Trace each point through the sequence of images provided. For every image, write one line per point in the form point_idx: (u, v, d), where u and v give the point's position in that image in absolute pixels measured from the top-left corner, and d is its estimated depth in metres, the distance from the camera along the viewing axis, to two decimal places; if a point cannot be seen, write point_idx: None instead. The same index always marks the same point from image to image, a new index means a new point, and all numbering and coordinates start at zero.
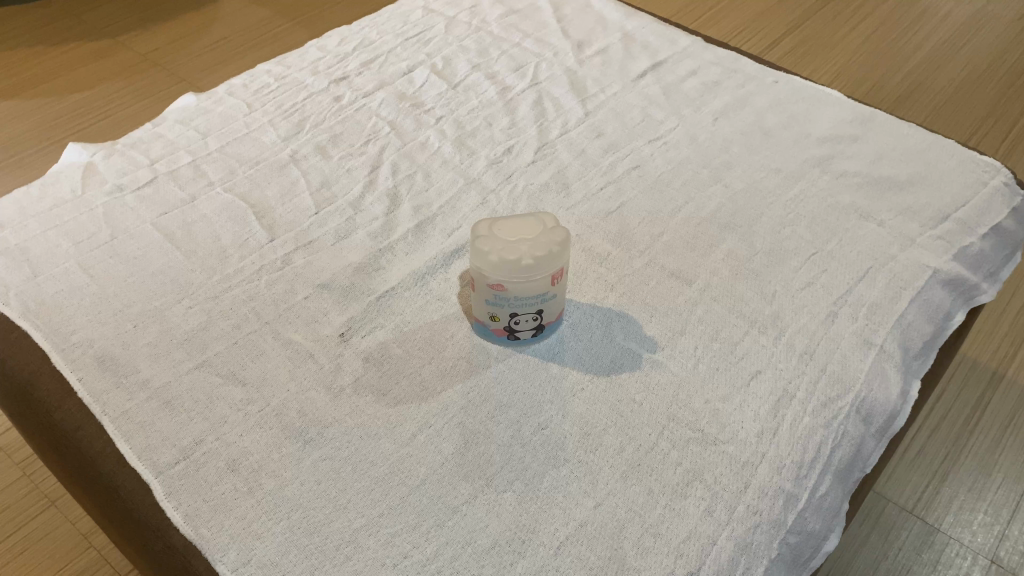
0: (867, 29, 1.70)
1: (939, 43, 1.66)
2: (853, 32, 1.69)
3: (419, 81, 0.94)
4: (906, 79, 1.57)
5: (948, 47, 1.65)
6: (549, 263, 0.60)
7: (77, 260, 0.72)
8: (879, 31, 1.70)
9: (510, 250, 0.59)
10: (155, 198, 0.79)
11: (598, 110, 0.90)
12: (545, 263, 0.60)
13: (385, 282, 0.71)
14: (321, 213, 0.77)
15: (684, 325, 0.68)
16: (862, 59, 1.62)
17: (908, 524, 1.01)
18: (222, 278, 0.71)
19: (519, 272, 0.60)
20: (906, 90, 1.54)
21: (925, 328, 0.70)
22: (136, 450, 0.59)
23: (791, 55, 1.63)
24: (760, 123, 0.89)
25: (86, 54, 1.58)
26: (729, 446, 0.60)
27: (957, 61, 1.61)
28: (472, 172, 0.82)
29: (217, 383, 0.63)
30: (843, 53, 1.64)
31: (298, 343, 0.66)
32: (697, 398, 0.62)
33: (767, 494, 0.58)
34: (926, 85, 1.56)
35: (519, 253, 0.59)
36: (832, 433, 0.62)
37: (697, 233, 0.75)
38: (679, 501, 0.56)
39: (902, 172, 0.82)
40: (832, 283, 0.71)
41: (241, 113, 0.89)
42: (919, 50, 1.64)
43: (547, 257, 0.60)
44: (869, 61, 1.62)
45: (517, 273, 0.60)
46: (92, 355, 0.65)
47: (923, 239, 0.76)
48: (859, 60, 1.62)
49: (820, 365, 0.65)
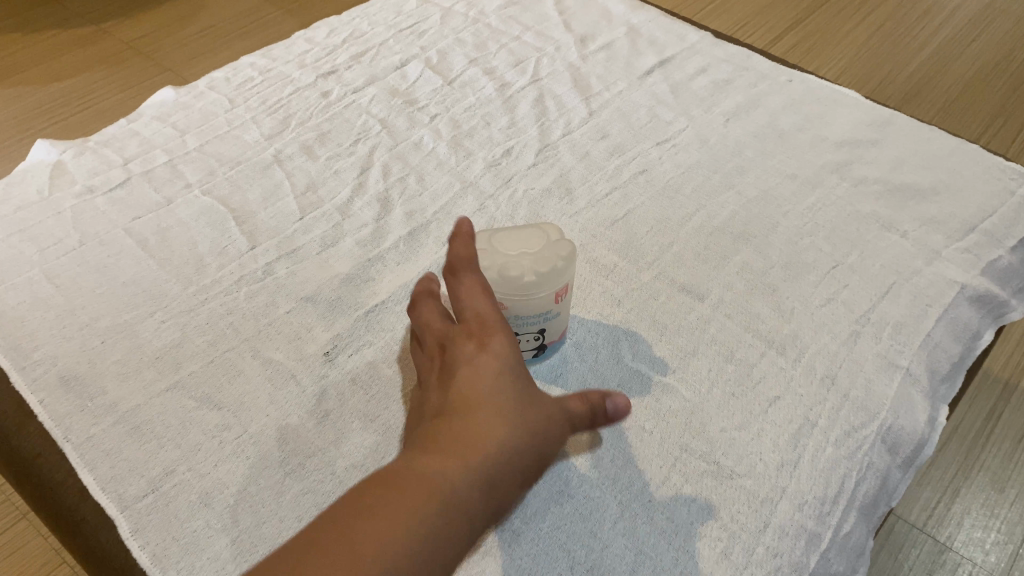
0: (873, 24, 1.64)
1: (949, 36, 1.60)
2: (858, 27, 1.63)
3: (413, 75, 0.89)
4: (916, 75, 1.49)
5: (959, 40, 1.59)
6: (552, 280, 0.54)
7: (42, 268, 0.67)
8: (886, 26, 1.63)
9: (511, 266, 0.53)
10: (129, 201, 0.73)
11: (603, 109, 0.85)
12: (549, 280, 0.54)
13: (374, 295, 0.66)
14: (307, 218, 0.72)
15: (696, 345, 0.63)
16: (871, 53, 1.56)
17: (916, 540, 0.96)
18: (198, 289, 0.66)
19: (521, 290, 0.54)
20: (917, 88, 1.47)
21: (953, 349, 0.65)
22: (100, 481, 0.54)
23: (797, 53, 1.56)
24: (774, 124, 0.83)
25: (69, 41, 1.52)
26: (747, 480, 0.55)
27: (969, 57, 1.54)
28: (469, 174, 0.77)
29: (191, 407, 0.58)
30: (850, 47, 1.57)
31: (280, 363, 0.61)
32: (711, 426, 0.58)
33: (788, 535, 0.52)
34: (936, 80, 1.49)
35: (520, 270, 0.53)
36: (856, 466, 0.56)
37: (710, 243, 0.71)
38: (693, 543, 0.52)
39: (926, 178, 0.77)
40: (854, 299, 0.66)
41: (223, 109, 0.83)
42: (929, 43, 1.58)
43: (552, 272, 0.54)
44: (878, 54, 1.55)
45: (519, 291, 0.54)
46: (56, 374, 0.59)
47: (949, 252, 0.70)
48: (868, 55, 1.55)
49: (843, 390, 0.60)
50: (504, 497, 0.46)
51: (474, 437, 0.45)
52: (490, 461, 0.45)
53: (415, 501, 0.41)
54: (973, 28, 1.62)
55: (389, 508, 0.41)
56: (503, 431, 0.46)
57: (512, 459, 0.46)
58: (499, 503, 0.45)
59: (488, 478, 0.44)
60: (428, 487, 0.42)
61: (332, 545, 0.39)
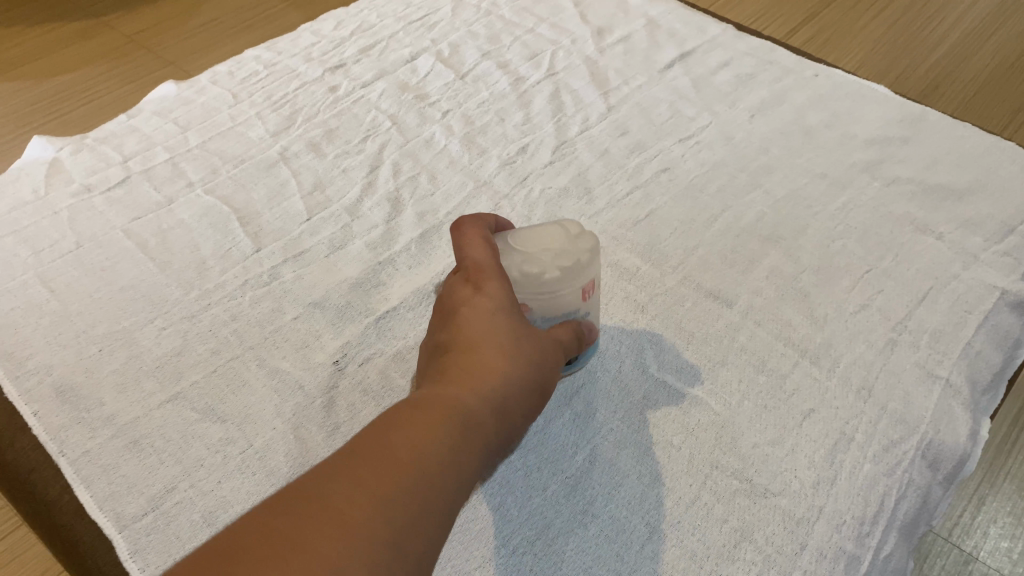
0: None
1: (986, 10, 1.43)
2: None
3: (423, 70, 0.85)
4: (952, 53, 1.32)
5: (999, 13, 1.41)
6: (575, 276, 0.50)
7: (37, 272, 0.64)
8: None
9: (531, 264, 0.50)
10: (127, 201, 0.70)
11: (622, 104, 0.82)
12: (571, 275, 0.50)
13: (385, 300, 0.63)
14: (315, 218, 0.69)
15: (725, 354, 0.60)
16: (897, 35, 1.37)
17: (935, 548, 0.76)
18: (201, 294, 0.62)
19: (545, 290, 0.50)
20: (954, 64, 1.30)
21: (995, 358, 0.61)
22: (97, 499, 0.51)
23: (815, 32, 1.40)
24: (801, 121, 0.80)
25: (68, 35, 1.48)
26: (782, 498, 0.52)
27: (1012, 26, 1.37)
28: (482, 174, 0.74)
29: (194, 419, 0.55)
30: (877, 29, 1.39)
31: (286, 372, 0.57)
32: (743, 441, 0.55)
33: (826, 557, 0.49)
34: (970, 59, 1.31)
35: (540, 267, 0.50)
36: (896, 484, 0.53)
37: (737, 246, 0.68)
38: (726, 566, 0.49)
39: (961, 178, 0.73)
40: (890, 305, 0.63)
41: (226, 104, 0.80)
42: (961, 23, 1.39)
43: (575, 267, 0.50)
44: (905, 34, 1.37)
45: (543, 291, 0.50)
46: (51, 385, 0.56)
47: (987, 255, 0.67)
48: (894, 37, 1.37)
49: (881, 402, 0.57)
50: (513, 424, 0.45)
51: (479, 370, 0.44)
52: (498, 390, 0.44)
53: (435, 421, 0.40)
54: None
55: (413, 424, 0.39)
56: (508, 363, 0.45)
57: (517, 387, 0.45)
58: (505, 432, 0.44)
59: (498, 404, 0.43)
60: (446, 408, 0.41)
61: (358, 460, 0.36)
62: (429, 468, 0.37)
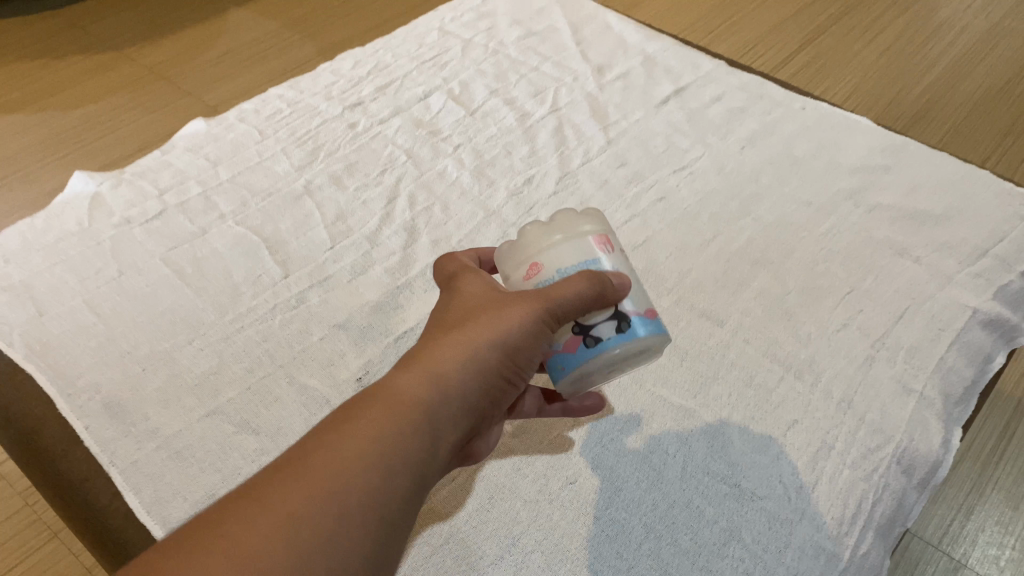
0: (893, 26, 1.48)
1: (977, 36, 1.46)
2: (878, 23, 1.48)
3: (436, 106, 0.91)
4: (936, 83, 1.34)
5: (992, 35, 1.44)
6: (568, 224, 0.51)
7: (83, 297, 0.70)
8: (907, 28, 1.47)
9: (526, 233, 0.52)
10: (165, 231, 0.76)
11: (621, 138, 0.87)
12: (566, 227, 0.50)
13: (403, 322, 0.68)
14: (338, 246, 0.75)
15: (717, 370, 0.65)
16: (885, 69, 1.38)
17: (924, 555, 0.80)
18: (234, 317, 0.68)
19: (541, 237, 0.50)
20: (944, 89, 1.32)
21: (967, 372, 0.66)
22: (145, 505, 0.56)
23: (810, 61, 1.41)
24: (789, 151, 0.86)
25: (91, 67, 1.55)
26: (767, 501, 0.57)
27: (1000, 52, 1.39)
28: (492, 204, 0.79)
29: (231, 432, 0.60)
30: (868, 58, 1.41)
31: (314, 389, 0.63)
32: (732, 450, 0.60)
33: (807, 554, 0.54)
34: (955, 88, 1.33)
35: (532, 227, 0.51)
36: (872, 487, 0.58)
37: (728, 270, 0.73)
38: (715, 563, 0.54)
39: (938, 205, 0.79)
40: (869, 323, 0.68)
41: (253, 140, 0.86)
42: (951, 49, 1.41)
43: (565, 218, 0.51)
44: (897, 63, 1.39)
45: (539, 238, 0.50)
46: (100, 401, 0.62)
47: (960, 277, 0.72)
48: (884, 71, 1.37)
49: (859, 414, 0.62)
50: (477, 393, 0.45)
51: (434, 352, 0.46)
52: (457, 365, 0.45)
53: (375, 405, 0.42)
54: (1010, 19, 1.46)
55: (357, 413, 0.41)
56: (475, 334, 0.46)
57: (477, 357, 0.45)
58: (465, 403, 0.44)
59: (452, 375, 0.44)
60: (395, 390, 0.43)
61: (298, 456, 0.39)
62: (362, 459, 0.39)
